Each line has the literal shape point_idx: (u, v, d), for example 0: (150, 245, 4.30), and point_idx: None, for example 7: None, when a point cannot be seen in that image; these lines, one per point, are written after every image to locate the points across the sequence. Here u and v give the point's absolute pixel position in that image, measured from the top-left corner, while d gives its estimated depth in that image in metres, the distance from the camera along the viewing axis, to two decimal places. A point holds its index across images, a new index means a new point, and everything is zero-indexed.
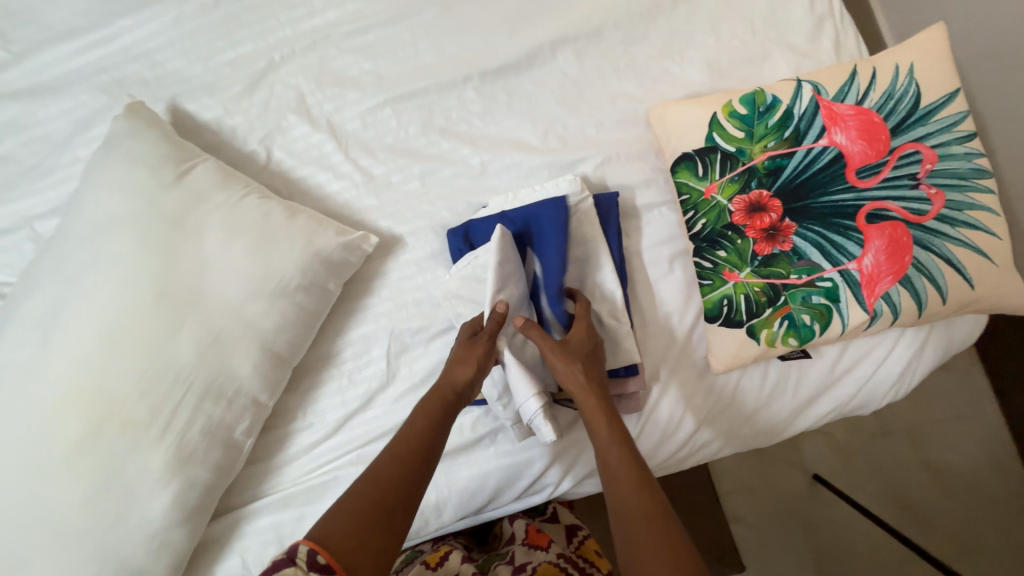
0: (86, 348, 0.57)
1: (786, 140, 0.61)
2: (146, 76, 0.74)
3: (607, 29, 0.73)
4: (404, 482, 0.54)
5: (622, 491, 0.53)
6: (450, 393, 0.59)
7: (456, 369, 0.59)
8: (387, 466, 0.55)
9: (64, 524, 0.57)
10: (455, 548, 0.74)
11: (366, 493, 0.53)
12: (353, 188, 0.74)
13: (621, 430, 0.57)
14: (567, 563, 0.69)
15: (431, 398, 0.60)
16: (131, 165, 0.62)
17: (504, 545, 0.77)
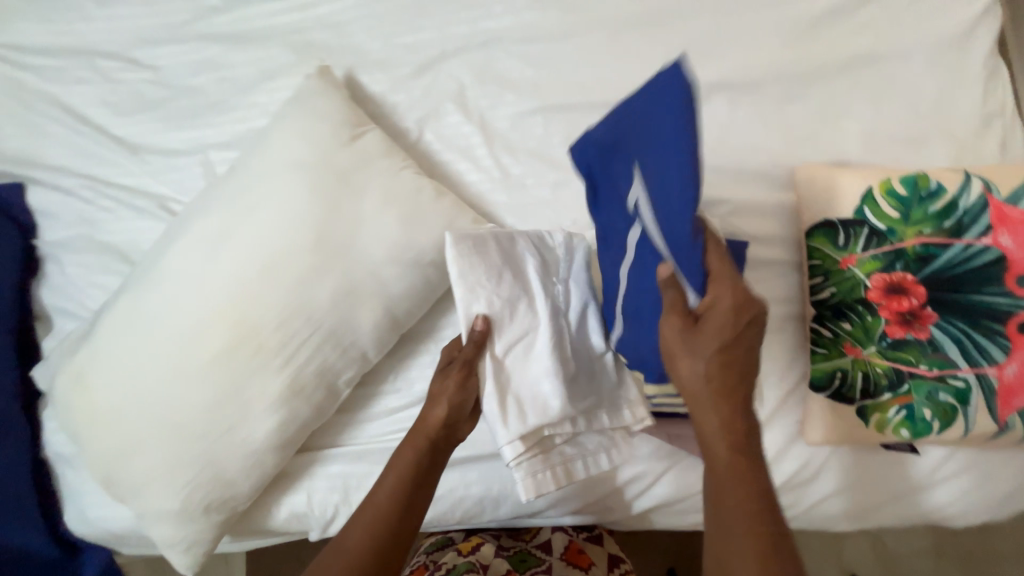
0: (246, 272, 0.64)
1: (945, 230, 0.59)
2: (331, 43, 0.82)
3: (765, 84, 0.75)
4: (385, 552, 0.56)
5: (724, 487, 0.47)
6: (423, 439, 0.60)
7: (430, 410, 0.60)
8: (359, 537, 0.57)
9: (185, 423, 0.63)
10: (488, 541, 0.78)
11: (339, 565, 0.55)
12: (488, 181, 0.78)
13: (732, 410, 0.48)
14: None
15: (402, 454, 0.60)
16: (315, 123, 0.69)
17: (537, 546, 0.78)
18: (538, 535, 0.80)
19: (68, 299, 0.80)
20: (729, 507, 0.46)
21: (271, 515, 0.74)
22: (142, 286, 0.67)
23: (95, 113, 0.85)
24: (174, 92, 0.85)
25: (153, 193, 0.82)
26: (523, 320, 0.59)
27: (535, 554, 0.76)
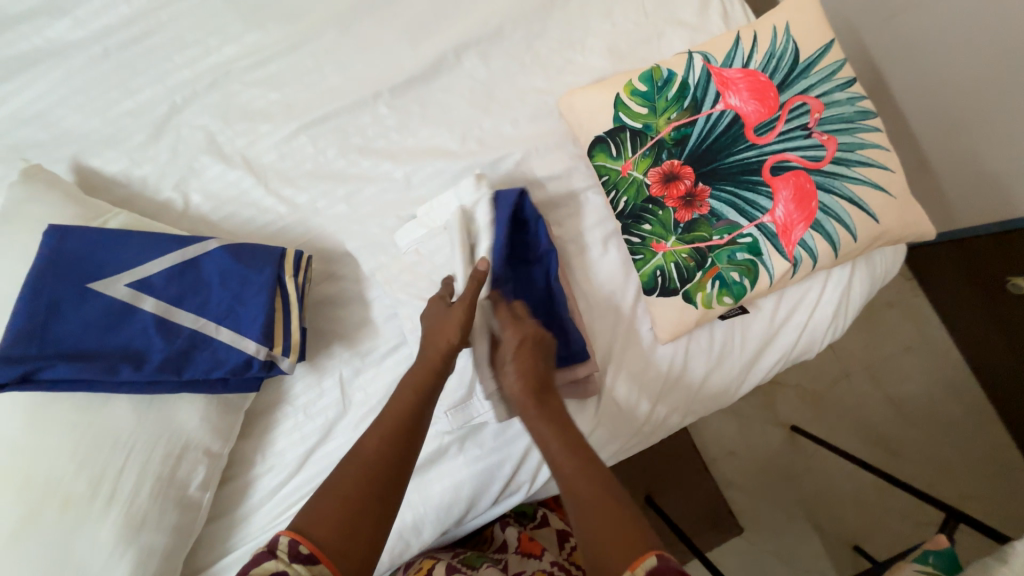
0: (10, 428, 0.54)
1: (687, 109, 0.63)
2: (41, 137, 0.71)
3: (506, 29, 0.75)
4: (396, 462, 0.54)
5: (585, 512, 0.49)
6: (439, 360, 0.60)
7: (440, 337, 0.60)
8: (377, 447, 0.54)
9: None
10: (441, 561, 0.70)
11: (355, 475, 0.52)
12: (278, 220, 0.73)
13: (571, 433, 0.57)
14: (563, 567, 0.70)
15: (420, 376, 0.60)
16: (31, 232, 0.58)
17: (493, 552, 0.76)
18: (494, 540, 0.78)
19: None
20: (595, 536, 0.47)
21: None
22: None
23: None
24: None
25: None
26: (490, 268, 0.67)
27: (490, 556, 0.73)
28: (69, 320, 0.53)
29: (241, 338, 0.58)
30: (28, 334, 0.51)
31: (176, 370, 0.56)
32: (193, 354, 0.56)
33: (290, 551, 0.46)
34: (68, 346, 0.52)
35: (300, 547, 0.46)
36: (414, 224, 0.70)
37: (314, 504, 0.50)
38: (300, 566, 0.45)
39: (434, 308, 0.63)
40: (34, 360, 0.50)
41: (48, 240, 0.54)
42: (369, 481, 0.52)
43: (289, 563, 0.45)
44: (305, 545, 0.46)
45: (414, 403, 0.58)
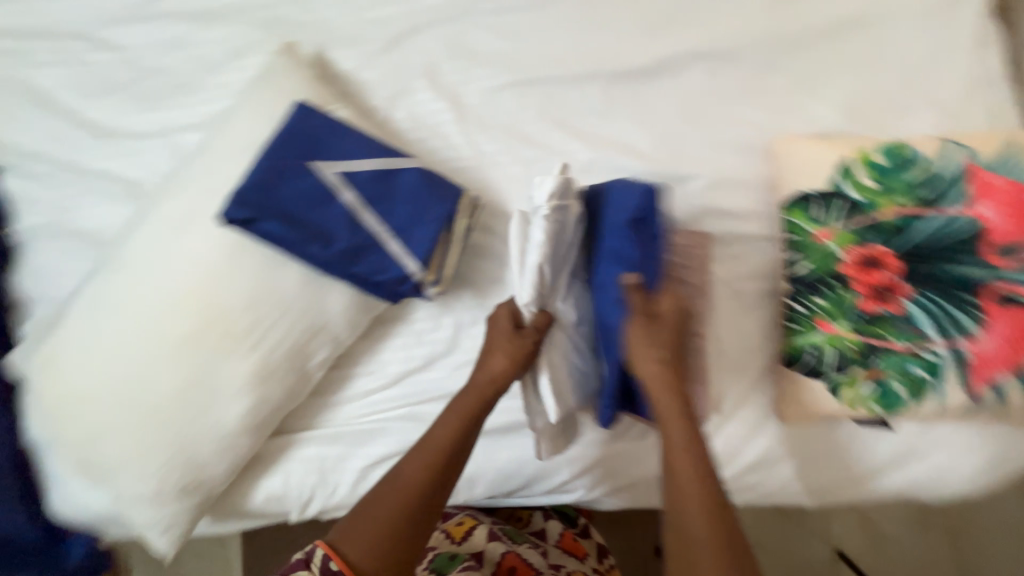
0: (209, 256, 0.63)
1: (922, 200, 0.58)
2: (298, 19, 0.79)
3: (746, 52, 0.72)
4: (428, 484, 0.57)
5: (688, 492, 0.51)
6: (489, 389, 0.62)
7: (490, 360, 0.62)
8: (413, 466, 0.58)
9: (160, 407, 0.64)
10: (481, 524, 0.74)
11: (391, 491, 0.56)
12: (460, 159, 0.76)
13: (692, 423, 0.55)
14: None
15: (469, 398, 0.62)
16: (278, 99, 0.66)
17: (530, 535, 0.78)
18: (532, 524, 0.80)
19: (41, 284, 0.81)
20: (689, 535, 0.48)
21: (246, 498, 0.74)
22: (109, 271, 0.67)
23: (58, 96, 0.83)
24: (141, 73, 0.83)
25: (122, 177, 0.81)
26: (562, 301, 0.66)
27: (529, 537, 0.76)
28: (286, 187, 0.60)
29: (406, 255, 0.63)
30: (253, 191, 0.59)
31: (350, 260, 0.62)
32: (366, 253, 0.62)
33: (321, 563, 0.53)
34: (283, 207, 0.59)
35: (330, 563, 0.53)
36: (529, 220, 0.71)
37: (353, 519, 0.55)
38: None
39: (502, 324, 0.63)
40: (257, 210, 0.58)
41: (298, 117, 0.62)
42: (406, 501, 0.55)
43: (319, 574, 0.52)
44: (334, 561, 0.53)
45: (459, 429, 0.60)
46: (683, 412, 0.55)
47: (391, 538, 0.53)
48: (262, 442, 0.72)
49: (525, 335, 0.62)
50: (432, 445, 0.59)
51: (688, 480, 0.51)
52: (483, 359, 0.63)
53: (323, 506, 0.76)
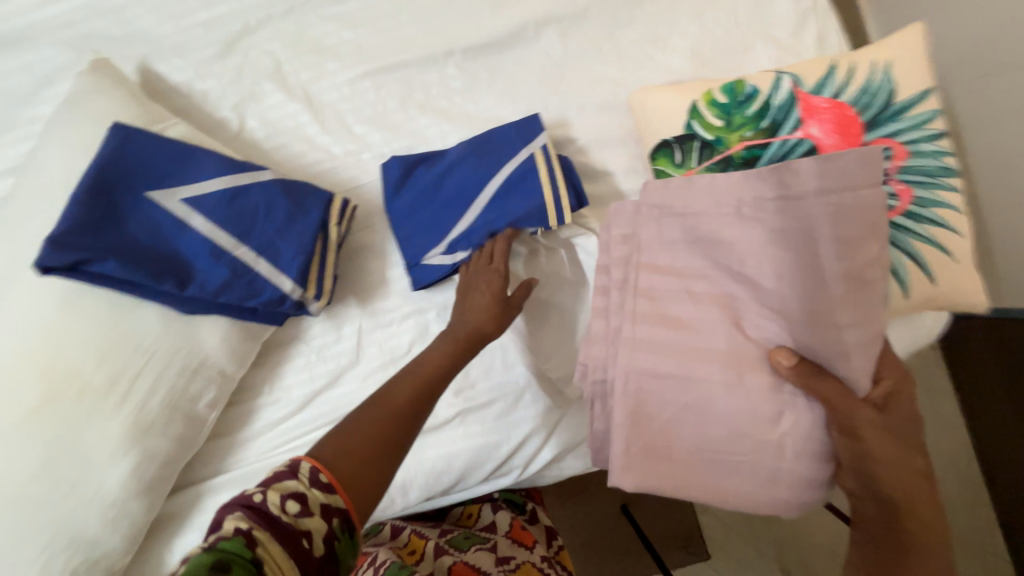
0: (43, 313, 0.55)
1: (763, 130, 0.61)
2: (113, 32, 0.71)
3: (592, 11, 0.73)
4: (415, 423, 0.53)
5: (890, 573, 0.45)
6: (476, 334, 0.61)
7: (471, 300, 0.62)
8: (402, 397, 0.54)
9: (20, 491, 0.56)
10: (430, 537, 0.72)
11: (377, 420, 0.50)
12: (329, 161, 0.72)
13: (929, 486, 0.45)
14: (551, 564, 0.71)
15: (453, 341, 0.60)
16: (93, 124, 0.59)
17: (479, 530, 0.76)
18: (481, 518, 0.78)
19: None
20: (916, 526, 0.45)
21: (159, 566, 0.68)
22: None
23: None
24: None
25: None
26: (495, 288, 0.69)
27: (478, 534, 0.74)
28: (131, 223, 0.54)
29: (277, 274, 0.59)
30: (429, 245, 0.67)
31: (216, 290, 0.56)
32: (234, 279, 0.57)
33: (310, 476, 0.44)
34: (123, 242, 0.53)
35: (320, 475, 0.44)
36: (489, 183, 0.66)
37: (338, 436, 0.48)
38: (320, 492, 0.44)
39: (490, 288, 0.62)
40: (89, 250, 0.51)
41: (114, 140, 0.55)
42: (390, 429, 0.50)
43: (309, 487, 0.44)
44: (325, 474, 0.45)
45: (451, 358, 0.59)
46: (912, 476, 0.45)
47: (374, 466, 0.47)
48: (162, 505, 0.65)
49: (513, 302, 0.63)
50: (390, 412, 0.52)
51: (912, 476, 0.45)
52: (461, 305, 0.63)
53: None
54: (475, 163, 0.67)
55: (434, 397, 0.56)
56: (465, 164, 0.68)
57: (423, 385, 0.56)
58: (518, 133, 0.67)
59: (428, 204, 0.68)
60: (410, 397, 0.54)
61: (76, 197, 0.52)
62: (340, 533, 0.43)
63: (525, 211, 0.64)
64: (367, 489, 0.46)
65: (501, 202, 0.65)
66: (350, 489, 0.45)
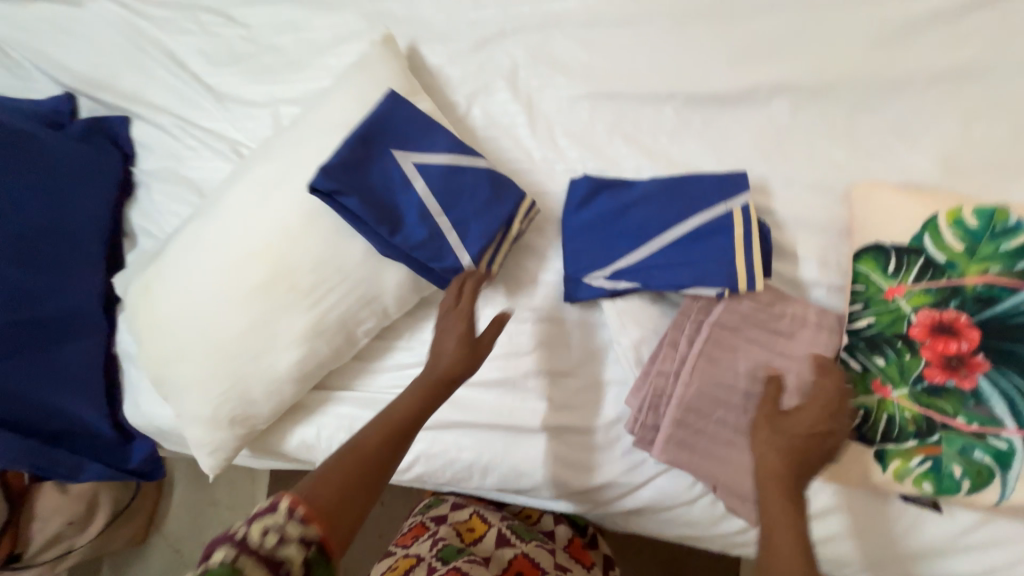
0: (289, 217, 0.70)
1: (1016, 271, 0.53)
2: (401, 13, 0.86)
3: (837, 90, 0.69)
4: (382, 461, 0.58)
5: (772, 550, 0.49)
6: (443, 384, 0.63)
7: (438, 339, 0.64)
8: (371, 441, 0.58)
9: (226, 342, 0.72)
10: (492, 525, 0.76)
11: (344, 464, 0.55)
12: (527, 162, 0.79)
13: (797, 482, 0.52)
14: None
15: (422, 385, 0.62)
16: (371, 85, 0.72)
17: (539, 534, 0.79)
18: (541, 523, 0.81)
19: (151, 221, 0.94)
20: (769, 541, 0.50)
21: (283, 439, 0.82)
22: (205, 218, 0.76)
23: (190, 60, 0.95)
24: (259, 48, 0.93)
25: (229, 138, 0.91)
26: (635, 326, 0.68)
27: (538, 535, 0.77)
28: (373, 172, 0.65)
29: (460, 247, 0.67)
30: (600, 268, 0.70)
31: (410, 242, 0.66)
32: (427, 241, 0.66)
33: (287, 513, 0.49)
34: (366, 182, 0.65)
35: (296, 510, 0.49)
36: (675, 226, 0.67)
37: (315, 479, 0.54)
38: (296, 528, 0.48)
39: (455, 326, 0.64)
40: (344, 179, 0.63)
41: (386, 103, 0.67)
42: (360, 476, 0.55)
43: (285, 522, 0.48)
44: (300, 508, 0.50)
45: (426, 395, 0.62)
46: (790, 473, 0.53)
47: (346, 502, 0.53)
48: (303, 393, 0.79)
49: (483, 342, 0.64)
50: (362, 456, 0.57)
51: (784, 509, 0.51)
52: (436, 347, 0.64)
53: None
54: (663, 205, 0.68)
55: (404, 443, 0.60)
56: (654, 202, 0.69)
57: (392, 433, 0.59)
58: (718, 189, 0.66)
59: (607, 230, 0.71)
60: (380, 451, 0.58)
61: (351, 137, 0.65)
62: (316, 563, 0.48)
63: (705, 264, 0.63)
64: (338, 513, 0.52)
65: (683, 248, 0.66)
66: (322, 530, 0.50)
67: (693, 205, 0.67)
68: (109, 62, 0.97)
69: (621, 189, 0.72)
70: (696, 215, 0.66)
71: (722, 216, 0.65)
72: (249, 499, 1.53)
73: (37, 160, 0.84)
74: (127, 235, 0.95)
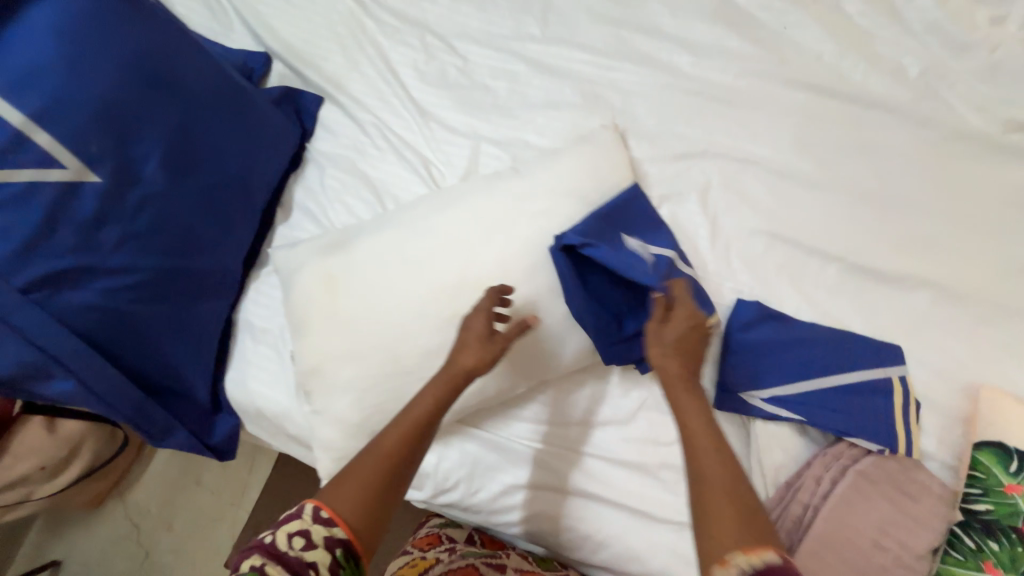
0: (507, 261, 0.74)
1: None
2: (616, 104, 0.96)
3: (972, 299, 0.83)
4: (410, 449, 0.62)
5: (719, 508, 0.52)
6: (460, 379, 0.65)
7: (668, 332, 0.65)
8: (394, 441, 0.62)
9: (403, 356, 0.72)
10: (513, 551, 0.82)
11: (373, 465, 0.60)
12: (700, 271, 0.88)
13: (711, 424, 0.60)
14: None
15: (443, 384, 0.65)
16: (604, 168, 0.80)
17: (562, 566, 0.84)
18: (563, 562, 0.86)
19: (314, 200, 0.93)
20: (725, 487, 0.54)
21: None
22: (409, 229, 0.78)
23: (401, 68, 0.99)
24: (470, 82, 0.99)
25: (420, 153, 0.95)
26: (776, 451, 0.77)
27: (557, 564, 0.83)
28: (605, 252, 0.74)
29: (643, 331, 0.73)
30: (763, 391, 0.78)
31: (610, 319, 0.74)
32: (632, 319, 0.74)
33: (312, 515, 0.57)
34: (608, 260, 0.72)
35: (320, 513, 0.57)
36: (838, 375, 0.76)
37: (337, 484, 0.59)
38: (320, 528, 0.56)
39: (477, 327, 0.67)
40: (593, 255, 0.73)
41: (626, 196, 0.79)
42: (392, 461, 0.61)
43: (311, 524, 0.56)
44: (324, 511, 0.57)
45: (444, 396, 0.64)
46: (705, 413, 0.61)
47: (369, 497, 0.58)
48: (447, 420, 0.79)
49: (496, 341, 0.66)
50: (384, 456, 0.61)
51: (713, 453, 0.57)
52: (453, 354, 0.66)
53: (458, 499, 0.81)
54: (827, 351, 0.77)
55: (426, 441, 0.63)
56: (819, 346, 0.78)
57: (426, 422, 0.63)
58: (876, 353, 0.76)
59: (772, 357, 0.79)
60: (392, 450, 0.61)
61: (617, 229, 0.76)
62: (343, 561, 0.55)
63: (862, 418, 0.73)
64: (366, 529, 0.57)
65: (842, 395, 0.75)
66: (346, 520, 0.57)
67: (853, 359, 0.76)
68: (322, 43, 1.00)
69: (789, 322, 0.80)
70: (857, 370, 0.76)
71: (880, 379, 0.75)
72: (238, 490, 1.40)
73: (247, 114, 0.83)
74: (283, 205, 0.94)
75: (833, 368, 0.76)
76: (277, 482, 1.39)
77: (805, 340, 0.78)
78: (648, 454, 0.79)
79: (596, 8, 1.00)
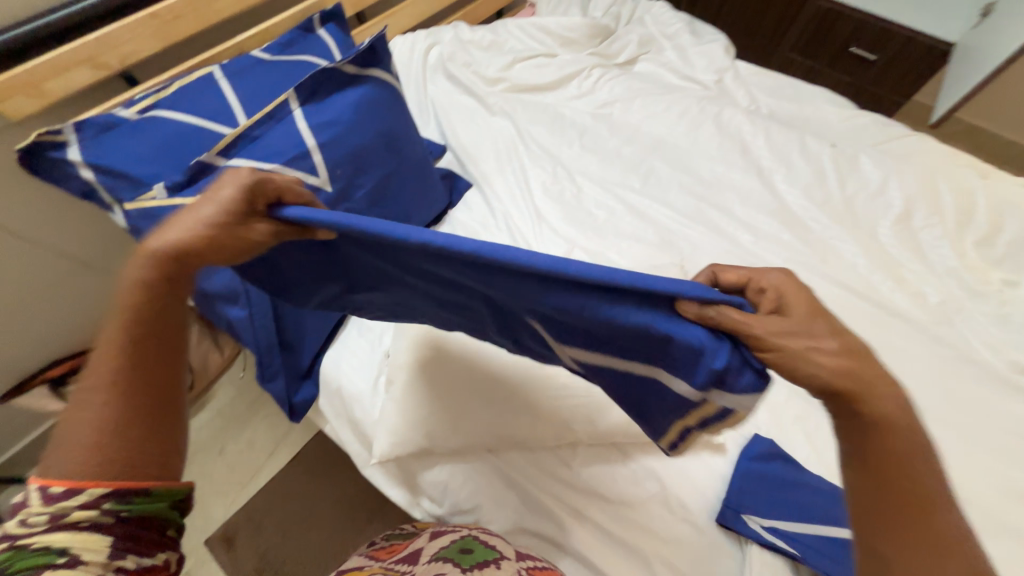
0: None
1: None
2: (684, 249, 1.22)
3: (975, 504, 0.89)
4: (145, 341, 0.60)
5: (917, 547, 0.49)
6: (172, 266, 0.60)
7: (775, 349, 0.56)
8: (116, 355, 0.58)
9: (475, 376, 0.92)
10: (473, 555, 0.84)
11: (117, 389, 0.57)
12: None
13: (877, 451, 0.53)
14: None
15: (155, 280, 0.60)
16: None
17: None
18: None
19: None
20: (887, 497, 0.52)
21: (434, 469, 0.95)
22: None
23: (533, 180, 1.34)
24: (580, 204, 1.30)
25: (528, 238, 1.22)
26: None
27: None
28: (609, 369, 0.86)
29: (707, 392, 0.62)
30: (761, 518, 0.85)
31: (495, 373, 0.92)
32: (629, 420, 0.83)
33: (43, 496, 0.53)
34: (344, 236, 0.62)
35: (52, 491, 0.53)
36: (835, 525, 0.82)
37: (70, 438, 0.56)
38: (54, 505, 0.53)
39: (202, 207, 0.60)
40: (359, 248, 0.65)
41: None
42: (135, 370, 0.59)
43: (43, 506, 0.53)
44: (55, 488, 0.54)
45: (161, 287, 0.60)
46: (870, 441, 0.54)
47: (140, 408, 0.58)
48: (483, 447, 0.93)
49: (242, 220, 0.60)
50: (117, 375, 0.58)
51: (915, 503, 0.51)
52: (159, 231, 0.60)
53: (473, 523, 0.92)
54: (823, 500, 0.86)
55: (174, 328, 0.62)
56: (815, 493, 0.87)
57: (137, 351, 0.59)
58: None
59: (772, 490, 0.87)
60: (112, 406, 0.57)
61: (628, 279, 0.53)
62: (118, 500, 0.55)
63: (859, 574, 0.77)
64: (134, 473, 0.56)
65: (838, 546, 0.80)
66: (118, 453, 0.56)
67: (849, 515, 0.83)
68: (484, 148, 1.39)
69: (788, 460, 0.91)
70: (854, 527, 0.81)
71: None
72: (251, 470, 1.49)
73: (427, 183, 1.16)
74: None
75: (831, 518, 0.83)
76: (287, 476, 1.48)
77: (801, 483, 0.89)
78: (641, 538, 0.87)
79: (685, 183, 1.33)
